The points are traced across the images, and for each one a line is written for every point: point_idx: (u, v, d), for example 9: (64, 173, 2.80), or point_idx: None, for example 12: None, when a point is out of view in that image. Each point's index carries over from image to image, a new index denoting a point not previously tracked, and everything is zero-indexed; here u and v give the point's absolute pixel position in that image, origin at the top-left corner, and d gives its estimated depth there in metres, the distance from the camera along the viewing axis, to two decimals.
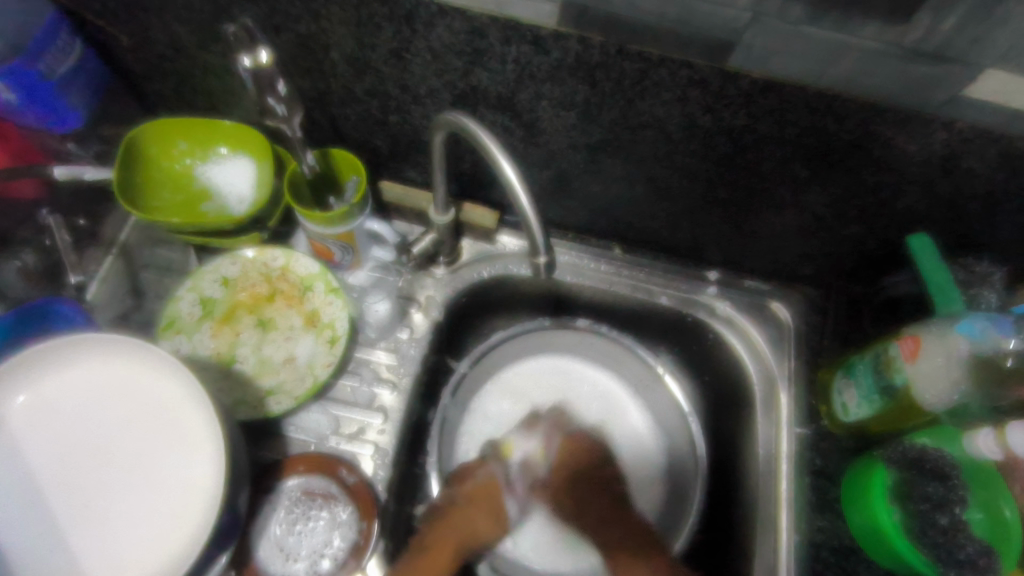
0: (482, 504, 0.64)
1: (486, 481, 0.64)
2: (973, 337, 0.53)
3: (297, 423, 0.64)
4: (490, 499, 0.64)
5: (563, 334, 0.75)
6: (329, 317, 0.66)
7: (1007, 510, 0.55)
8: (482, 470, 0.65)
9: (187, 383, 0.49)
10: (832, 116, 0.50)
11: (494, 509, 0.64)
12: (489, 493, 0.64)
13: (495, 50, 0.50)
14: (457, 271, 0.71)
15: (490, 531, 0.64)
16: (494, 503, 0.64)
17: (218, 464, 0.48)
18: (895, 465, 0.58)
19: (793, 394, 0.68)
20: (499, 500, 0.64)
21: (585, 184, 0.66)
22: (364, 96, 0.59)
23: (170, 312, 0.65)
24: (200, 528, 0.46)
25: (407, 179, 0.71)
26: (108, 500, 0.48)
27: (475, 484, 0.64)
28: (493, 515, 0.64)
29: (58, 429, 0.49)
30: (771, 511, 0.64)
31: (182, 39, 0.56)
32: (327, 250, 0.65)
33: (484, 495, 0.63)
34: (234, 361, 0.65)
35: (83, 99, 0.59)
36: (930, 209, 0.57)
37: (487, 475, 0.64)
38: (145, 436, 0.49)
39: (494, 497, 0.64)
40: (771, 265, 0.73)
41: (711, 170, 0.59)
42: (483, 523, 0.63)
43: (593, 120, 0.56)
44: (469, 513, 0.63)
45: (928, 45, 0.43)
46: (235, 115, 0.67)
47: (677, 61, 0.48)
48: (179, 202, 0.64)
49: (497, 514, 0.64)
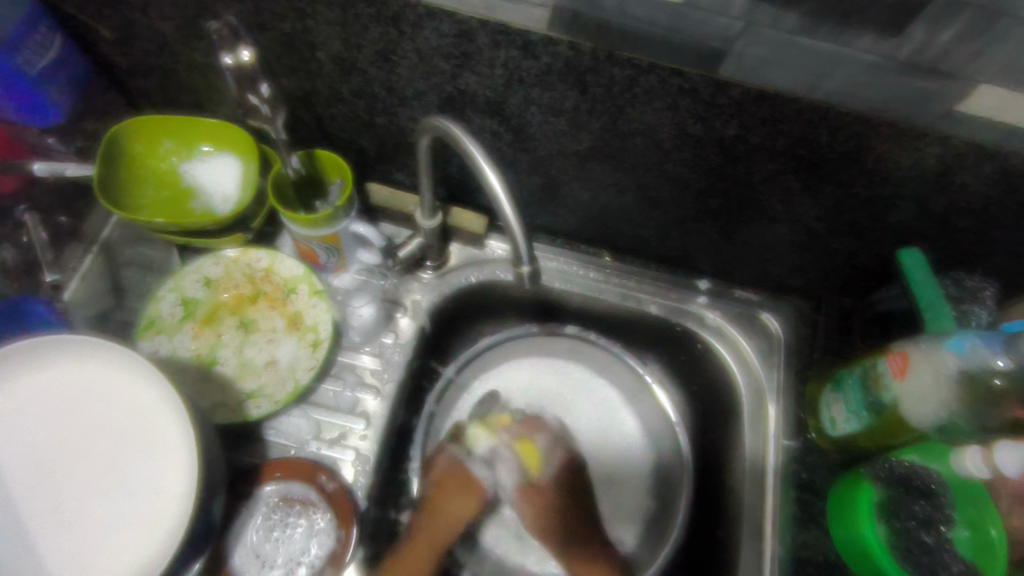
0: (449, 488, 0.63)
1: (446, 465, 0.64)
2: (962, 356, 0.52)
3: (277, 427, 0.63)
4: (454, 477, 0.64)
5: (554, 341, 0.74)
6: (312, 320, 0.65)
7: (993, 530, 0.54)
8: (441, 457, 0.65)
9: (163, 388, 0.48)
10: (825, 128, 0.49)
11: (463, 487, 0.64)
12: (451, 472, 0.64)
13: (484, 53, 0.49)
14: (445, 275, 0.70)
15: (465, 507, 0.63)
16: (460, 479, 0.64)
17: (192, 471, 0.47)
18: (882, 482, 0.58)
19: (782, 407, 0.67)
20: (464, 474, 0.64)
21: (574, 190, 0.65)
22: (351, 96, 0.58)
23: (150, 313, 0.64)
24: (171, 535, 0.45)
25: (396, 182, 0.70)
26: (76, 506, 0.47)
27: (438, 471, 0.64)
28: (464, 490, 0.64)
29: (28, 431, 0.48)
30: (759, 524, 0.63)
31: (166, 36, 0.55)
32: (312, 252, 0.64)
33: (447, 478, 0.64)
34: (214, 363, 0.64)
35: (64, 94, 0.58)
36: (922, 223, 0.56)
37: (446, 459, 0.65)
38: (116, 441, 0.48)
39: (455, 476, 0.64)
40: (761, 274, 0.72)
41: (702, 180, 0.58)
42: (459, 504, 0.63)
43: (582, 127, 0.55)
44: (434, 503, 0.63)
45: (923, 58, 0.42)
46: (221, 113, 0.66)
47: (668, 69, 0.47)
48: (162, 201, 0.63)
49: (471, 494, 0.64)
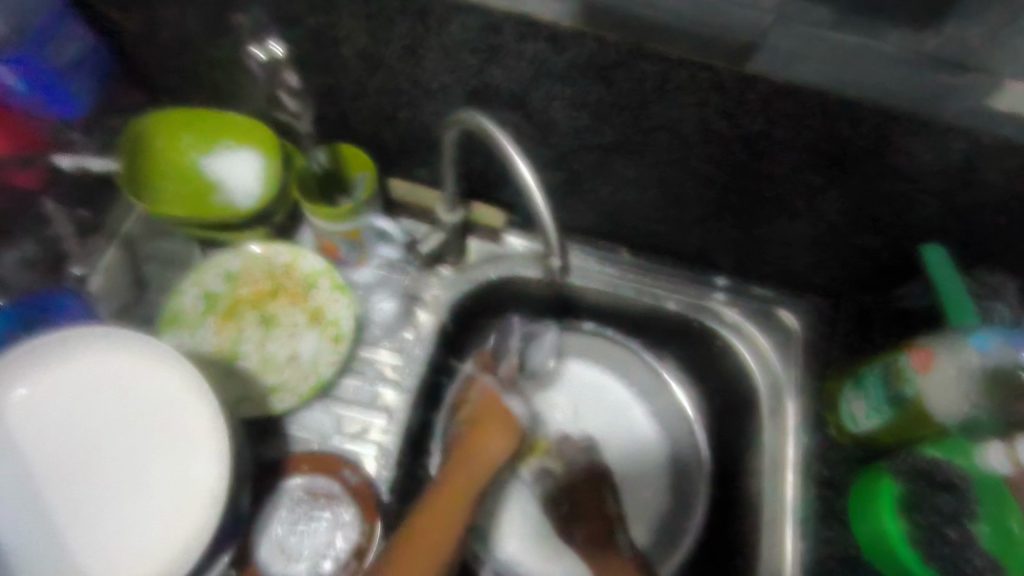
0: (483, 424, 0.62)
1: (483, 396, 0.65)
2: (984, 350, 0.53)
3: (299, 421, 0.63)
4: (489, 413, 0.63)
5: (573, 339, 0.76)
6: (333, 315, 0.65)
7: (1015, 524, 0.55)
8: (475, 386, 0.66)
9: (190, 380, 0.48)
10: (851, 124, 0.49)
11: (498, 417, 0.63)
12: (486, 402, 0.65)
13: (511, 47, 0.49)
14: (464, 272, 0.69)
15: (501, 446, 0.61)
16: (497, 411, 0.64)
17: (220, 462, 0.47)
18: (904, 477, 0.58)
19: (801, 402, 0.67)
20: (499, 406, 0.64)
21: (595, 185, 0.65)
22: (374, 91, 0.58)
23: (172, 308, 0.64)
24: (202, 526, 0.46)
25: (415, 178, 0.71)
26: (107, 499, 0.47)
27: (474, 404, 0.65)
28: (501, 424, 0.62)
29: (56, 424, 0.48)
30: (779, 522, 0.63)
31: (192, 31, 0.56)
32: (333, 246, 0.65)
33: (481, 407, 0.64)
34: (237, 357, 0.64)
35: (89, 88, 0.59)
36: (944, 219, 0.57)
37: (482, 390, 0.66)
38: (146, 434, 0.48)
39: (491, 406, 0.64)
40: (779, 271, 0.72)
41: (725, 176, 0.58)
42: (492, 442, 0.61)
43: (607, 122, 0.55)
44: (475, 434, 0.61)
45: (951, 51, 0.42)
46: (243, 108, 0.66)
47: (696, 63, 0.47)
48: (183, 196, 0.63)
49: (503, 423, 0.62)
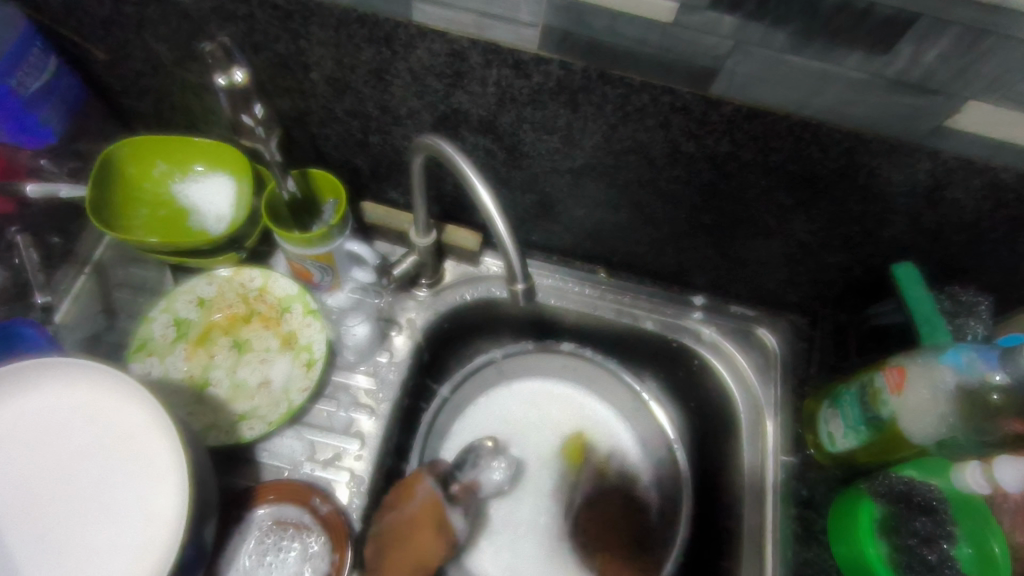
0: (423, 528, 0.58)
1: (426, 500, 0.59)
2: (958, 370, 0.52)
3: (270, 448, 0.62)
4: (432, 520, 0.59)
5: (547, 358, 0.74)
6: (306, 339, 0.65)
7: (997, 547, 0.52)
8: (418, 489, 0.60)
9: (153, 410, 0.47)
10: (816, 144, 0.49)
11: (436, 529, 0.59)
12: (429, 513, 0.59)
13: (476, 73, 0.50)
14: (439, 293, 0.70)
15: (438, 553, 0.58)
16: (435, 522, 0.59)
17: (182, 495, 0.46)
18: (882, 498, 0.57)
19: (779, 422, 0.67)
20: (442, 516, 0.59)
21: (568, 207, 0.65)
22: (344, 116, 0.58)
23: (142, 334, 0.63)
24: (161, 561, 0.44)
25: (391, 201, 0.70)
26: (66, 534, 0.46)
27: (411, 505, 0.59)
28: (439, 536, 0.59)
29: (17, 456, 0.47)
30: (758, 547, 0.63)
31: (161, 58, 0.56)
32: (307, 270, 0.64)
33: (422, 518, 0.58)
34: (207, 385, 0.63)
35: (57, 115, 0.58)
36: (914, 238, 0.57)
37: (426, 492, 0.60)
38: (107, 465, 0.47)
39: (431, 517, 0.59)
40: (756, 290, 0.72)
41: (695, 196, 0.58)
42: (432, 547, 0.58)
43: (575, 144, 0.55)
44: (411, 539, 0.58)
45: (909, 76, 0.43)
46: (215, 133, 0.66)
47: (660, 87, 0.47)
48: (156, 222, 0.63)
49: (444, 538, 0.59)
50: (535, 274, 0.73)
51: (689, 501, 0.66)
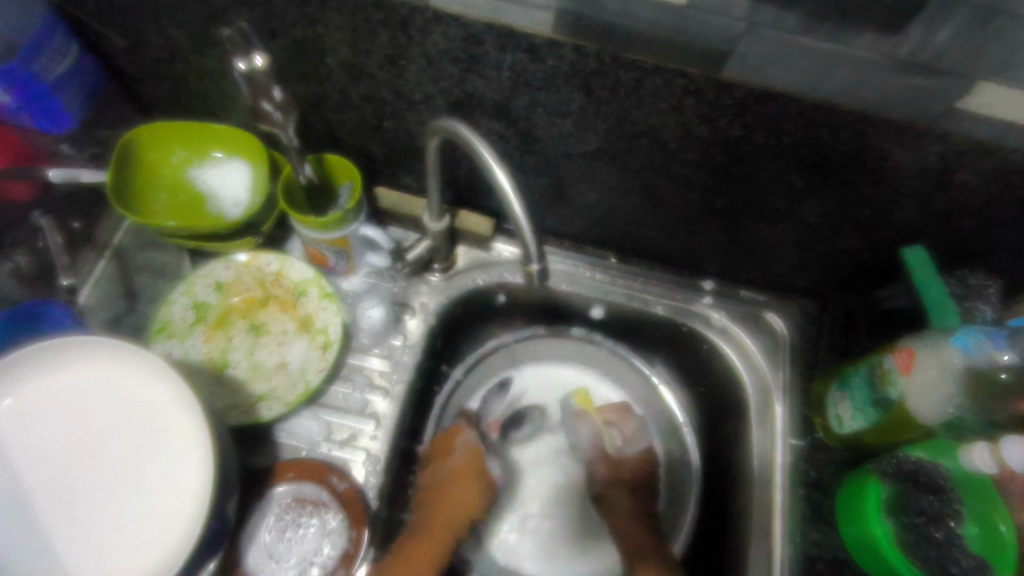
0: (466, 479, 0.66)
1: (467, 451, 0.67)
2: (967, 352, 0.53)
3: (288, 429, 0.64)
4: (473, 469, 0.66)
5: (561, 344, 0.76)
6: (322, 323, 0.66)
7: (1003, 525, 0.54)
8: (459, 440, 0.68)
9: (177, 388, 0.48)
10: (828, 127, 0.50)
11: (477, 478, 0.66)
12: (471, 463, 0.67)
13: (491, 57, 0.50)
14: (452, 278, 0.71)
15: (478, 497, 0.66)
16: (476, 470, 0.67)
17: (206, 470, 0.47)
18: (890, 478, 0.58)
19: (788, 405, 0.67)
20: (480, 463, 0.67)
21: (580, 191, 0.66)
22: (359, 101, 0.59)
23: (163, 316, 0.65)
24: (186, 534, 0.46)
25: (404, 186, 0.71)
26: (94, 506, 0.48)
27: (455, 454, 0.67)
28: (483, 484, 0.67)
29: (46, 432, 0.49)
30: (767, 527, 0.63)
31: (179, 45, 0.57)
32: (321, 255, 0.65)
33: (465, 468, 0.66)
34: (226, 365, 0.64)
35: (78, 101, 0.60)
36: (925, 220, 0.57)
37: (465, 444, 0.68)
38: (133, 440, 0.49)
39: (471, 465, 0.66)
40: (767, 275, 0.72)
41: (706, 180, 0.59)
42: (471, 494, 0.65)
43: (588, 128, 0.56)
44: (451, 487, 0.65)
45: (919, 57, 0.43)
46: (232, 119, 0.67)
47: (672, 70, 0.48)
48: (174, 207, 0.64)
49: (482, 485, 0.66)
50: (548, 258, 0.74)
51: (695, 488, 0.71)
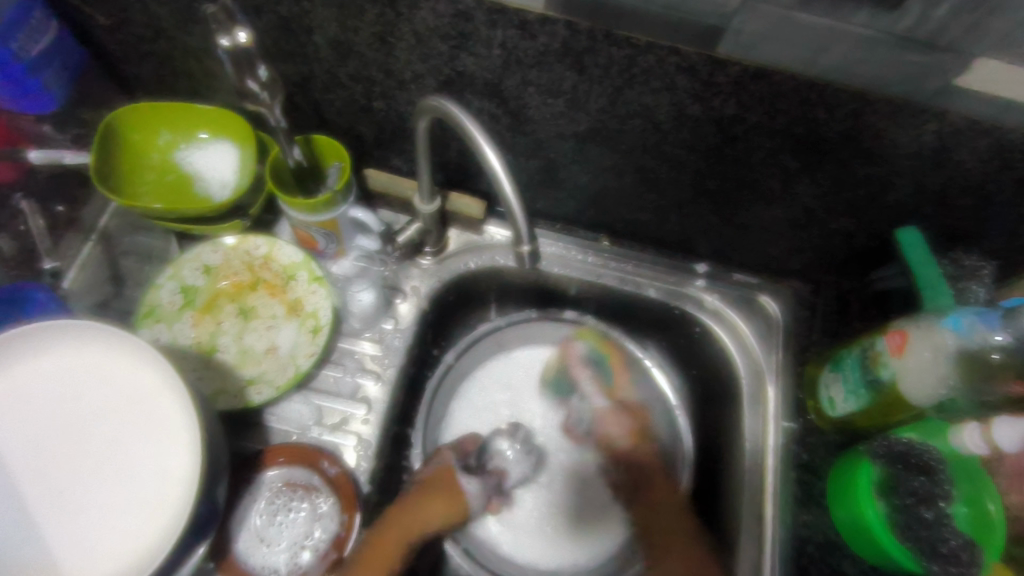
0: (433, 493, 0.61)
1: (437, 469, 0.63)
2: (958, 333, 0.52)
3: (278, 413, 0.63)
4: (440, 484, 0.62)
5: (551, 328, 0.75)
6: (312, 306, 0.65)
7: (991, 504, 0.54)
8: (435, 457, 0.64)
9: (164, 372, 0.48)
10: (822, 106, 0.49)
11: (443, 495, 0.61)
12: (439, 479, 0.62)
13: (482, 34, 0.49)
14: (444, 262, 0.70)
15: (442, 519, 0.61)
16: (444, 488, 0.62)
17: (195, 453, 0.47)
18: (881, 459, 0.58)
19: (780, 387, 0.67)
20: (454, 485, 0.63)
21: (573, 173, 0.65)
22: (348, 81, 0.58)
23: (149, 301, 0.64)
24: (177, 517, 0.46)
25: (394, 168, 0.70)
26: (82, 489, 0.47)
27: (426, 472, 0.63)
28: (445, 500, 0.61)
29: (30, 418, 0.48)
30: (757, 508, 0.64)
31: (162, 22, 0.55)
32: (312, 238, 0.65)
33: (431, 482, 0.62)
34: (215, 350, 0.63)
35: (59, 82, 0.58)
36: (919, 201, 0.57)
37: (440, 462, 0.64)
38: (121, 424, 0.48)
39: (442, 480, 0.62)
40: (760, 258, 0.72)
41: (700, 160, 0.58)
42: (438, 512, 0.60)
43: (580, 108, 0.55)
44: (424, 502, 0.59)
45: (918, 33, 0.42)
46: (218, 99, 0.65)
47: (666, 47, 0.47)
48: (160, 189, 0.63)
49: (452, 506, 0.61)
50: (540, 240, 0.73)
51: (686, 476, 0.69)
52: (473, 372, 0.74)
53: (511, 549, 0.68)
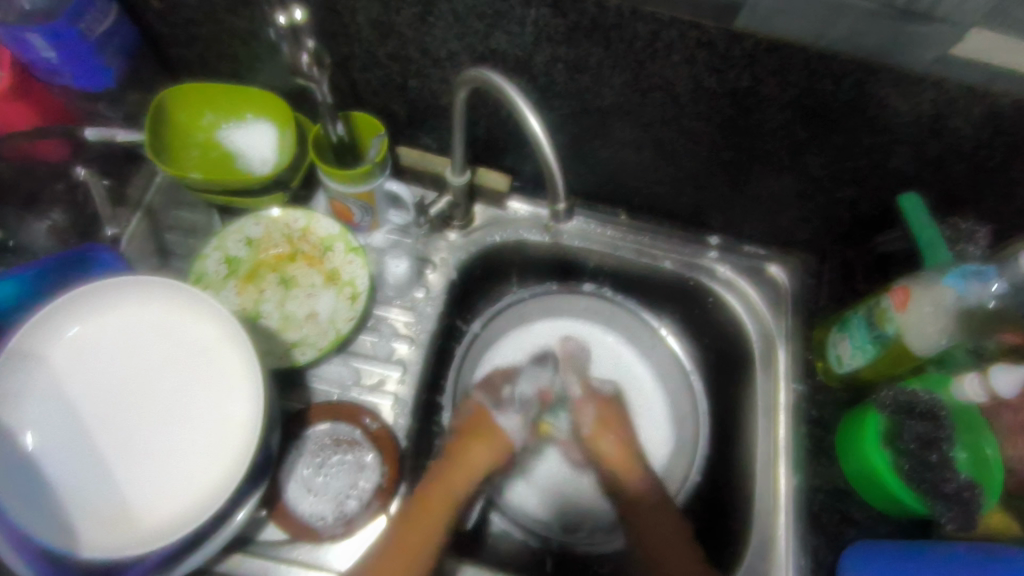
0: (474, 438, 0.65)
1: (474, 413, 0.68)
2: (959, 290, 0.56)
3: (319, 374, 0.67)
4: (476, 426, 0.66)
5: (572, 300, 0.80)
6: (349, 275, 0.69)
7: (989, 450, 0.58)
8: (467, 403, 0.69)
9: (226, 325, 0.51)
10: (830, 77, 0.53)
11: (486, 436, 0.66)
12: (477, 422, 0.67)
13: (516, 12, 0.53)
14: (471, 235, 0.74)
15: (488, 458, 0.64)
16: (483, 428, 0.66)
17: (256, 401, 0.51)
18: (889, 408, 0.62)
19: (790, 350, 0.71)
20: (490, 423, 0.67)
21: (594, 148, 0.69)
22: (385, 60, 0.62)
23: (197, 270, 0.67)
24: (240, 456, 0.49)
25: (423, 146, 0.74)
26: (152, 434, 0.51)
27: (462, 417, 0.68)
28: (487, 441, 0.65)
29: (102, 368, 0.51)
30: (771, 462, 0.68)
31: (212, 5, 0.59)
32: (348, 210, 0.68)
33: (469, 426, 0.67)
34: (259, 316, 0.67)
35: (117, 60, 0.62)
36: (919, 168, 0.61)
37: (473, 406, 0.68)
38: (186, 375, 0.52)
39: (480, 422, 0.67)
40: (769, 229, 0.76)
41: (715, 132, 0.62)
42: (481, 454, 0.64)
43: (605, 83, 0.59)
44: (462, 448, 0.64)
45: (918, 6, 0.46)
46: (259, 81, 0.69)
47: (687, 23, 0.51)
48: (207, 166, 0.67)
49: (494, 444, 0.66)
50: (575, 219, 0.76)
51: (700, 439, 0.74)
52: (497, 341, 0.78)
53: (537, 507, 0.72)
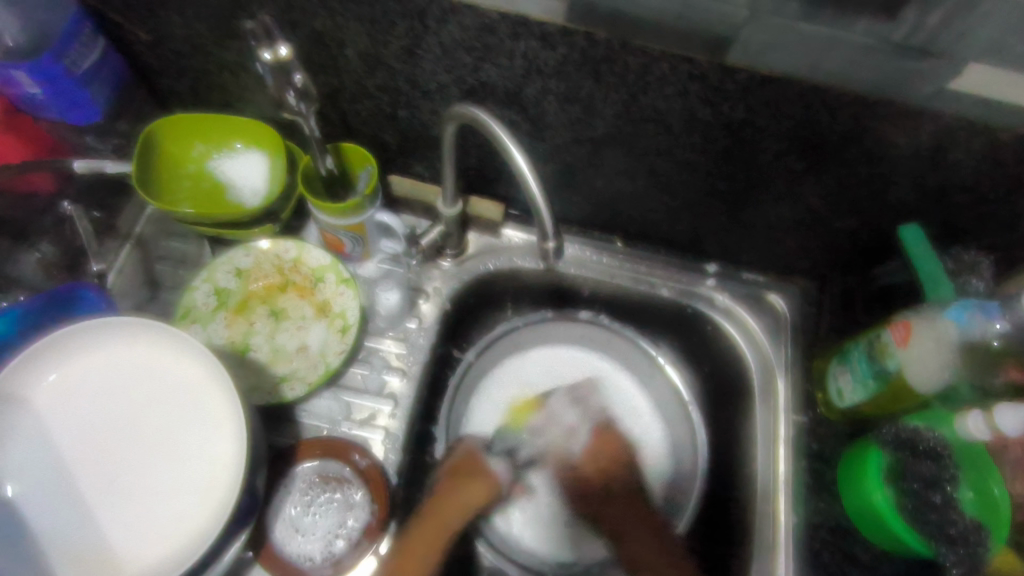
0: (465, 478, 0.63)
1: (464, 454, 0.65)
2: (961, 325, 0.55)
3: (308, 408, 0.66)
4: (470, 466, 0.64)
5: (565, 327, 0.77)
6: (340, 307, 0.68)
7: (996, 487, 0.56)
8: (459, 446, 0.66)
9: (209, 364, 0.50)
10: (825, 109, 0.52)
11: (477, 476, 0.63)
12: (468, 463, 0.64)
13: (505, 45, 0.53)
14: (463, 263, 0.73)
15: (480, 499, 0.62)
16: (474, 470, 0.64)
17: (239, 442, 0.49)
18: (889, 446, 0.61)
19: (790, 380, 0.70)
20: (482, 466, 0.64)
21: (588, 177, 0.68)
22: (375, 91, 0.61)
23: (186, 302, 0.67)
24: (224, 500, 0.48)
25: (416, 174, 0.73)
26: (134, 476, 0.50)
27: (453, 459, 0.65)
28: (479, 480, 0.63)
29: (84, 409, 0.50)
30: (770, 496, 0.66)
31: (201, 37, 0.59)
32: (339, 241, 0.68)
33: (461, 468, 0.64)
34: (248, 349, 0.66)
35: (103, 93, 0.61)
36: (920, 199, 0.59)
37: (465, 448, 0.66)
38: (169, 415, 0.51)
39: (472, 463, 0.64)
40: (768, 257, 0.74)
41: (711, 163, 0.61)
42: (470, 493, 0.62)
43: (596, 115, 0.58)
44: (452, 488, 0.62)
45: (914, 41, 0.45)
46: (250, 111, 0.69)
47: (678, 56, 0.50)
48: (196, 198, 0.66)
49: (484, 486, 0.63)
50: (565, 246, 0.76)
51: (701, 475, 0.70)
52: (491, 371, 0.77)
53: (528, 534, 0.71)
